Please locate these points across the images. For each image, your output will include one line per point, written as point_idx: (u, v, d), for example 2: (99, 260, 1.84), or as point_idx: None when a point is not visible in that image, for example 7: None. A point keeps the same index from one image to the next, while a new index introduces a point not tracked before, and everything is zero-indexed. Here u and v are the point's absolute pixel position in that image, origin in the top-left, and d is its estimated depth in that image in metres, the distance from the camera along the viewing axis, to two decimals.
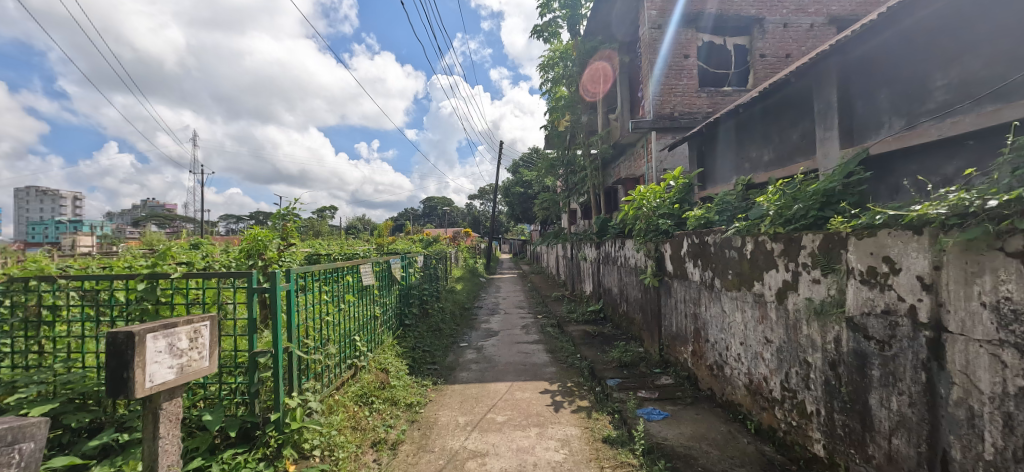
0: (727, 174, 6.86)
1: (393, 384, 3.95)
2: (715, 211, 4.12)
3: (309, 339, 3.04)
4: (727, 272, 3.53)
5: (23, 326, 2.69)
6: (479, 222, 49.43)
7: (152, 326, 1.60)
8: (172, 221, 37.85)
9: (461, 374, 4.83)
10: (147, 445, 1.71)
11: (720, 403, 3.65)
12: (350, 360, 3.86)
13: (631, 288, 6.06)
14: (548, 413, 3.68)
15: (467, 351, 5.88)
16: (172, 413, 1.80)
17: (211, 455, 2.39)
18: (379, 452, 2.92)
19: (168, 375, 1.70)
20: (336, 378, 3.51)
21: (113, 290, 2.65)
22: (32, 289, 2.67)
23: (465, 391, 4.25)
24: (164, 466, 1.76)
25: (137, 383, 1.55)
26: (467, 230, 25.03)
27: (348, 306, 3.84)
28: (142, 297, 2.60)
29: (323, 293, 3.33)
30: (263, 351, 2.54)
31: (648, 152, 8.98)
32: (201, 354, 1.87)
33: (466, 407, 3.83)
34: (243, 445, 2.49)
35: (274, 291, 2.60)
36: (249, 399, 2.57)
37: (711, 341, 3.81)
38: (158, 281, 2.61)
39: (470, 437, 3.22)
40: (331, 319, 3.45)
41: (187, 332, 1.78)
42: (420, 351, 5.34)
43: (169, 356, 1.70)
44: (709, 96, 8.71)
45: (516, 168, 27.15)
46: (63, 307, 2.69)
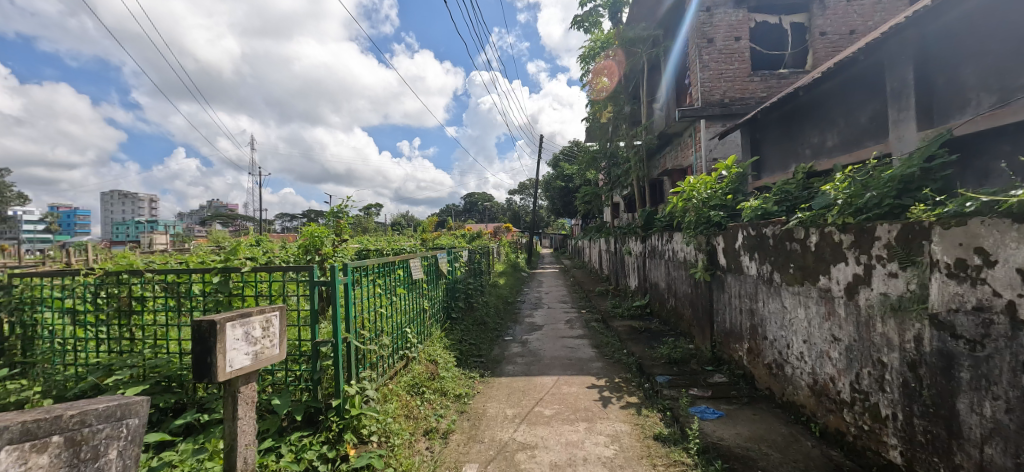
0: (784, 161, 6.45)
1: (442, 375, 4.06)
2: (773, 201, 3.88)
3: (365, 330, 3.18)
4: (788, 266, 3.32)
5: (118, 315, 3.00)
6: (520, 217, 49.53)
7: (230, 315, 1.71)
8: (233, 219, 40.74)
9: (507, 367, 4.88)
10: (227, 425, 1.84)
11: (780, 404, 3.47)
12: (401, 351, 3.97)
13: (680, 282, 5.86)
14: (597, 409, 3.64)
15: (512, 345, 5.91)
16: (249, 396, 1.93)
17: (280, 436, 2.55)
18: (431, 441, 3.02)
19: (245, 361, 1.82)
20: (389, 369, 3.62)
21: (190, 283, 2.89)
22: (124, 282, 2.97)
23: (512, 384, 4.28)
24: (243, 445, 1.89)
25: (218, 368, 1.66)
26: (507, 227, 25.09)
27: (399, 298, 3.97)
28: (217, 289, 2.80)
29: (377, 287, 3.46)
30: (325, 341, 2.68)
31: (696, 141, 8.61)
32: (272, 342, 1.99)
33: (513, 399, 3.86)
34: (308, 429, 2.64)
35: (333, 284, 2.73)
36: (313, 386, 2.72)
37: (769, 339, 3.62)
38: (230, 275, 2.82)
39: (519, 429, 3.25)
40: (384, 311, 3.57)
41: (260, 322, 1.91)
42: (466, 344, 5.44)
43: (246, 343, 1.82)
44: (762, 80, 8.24)
45: (556, 162, 26.88)
46: (149, 298, 2.96)
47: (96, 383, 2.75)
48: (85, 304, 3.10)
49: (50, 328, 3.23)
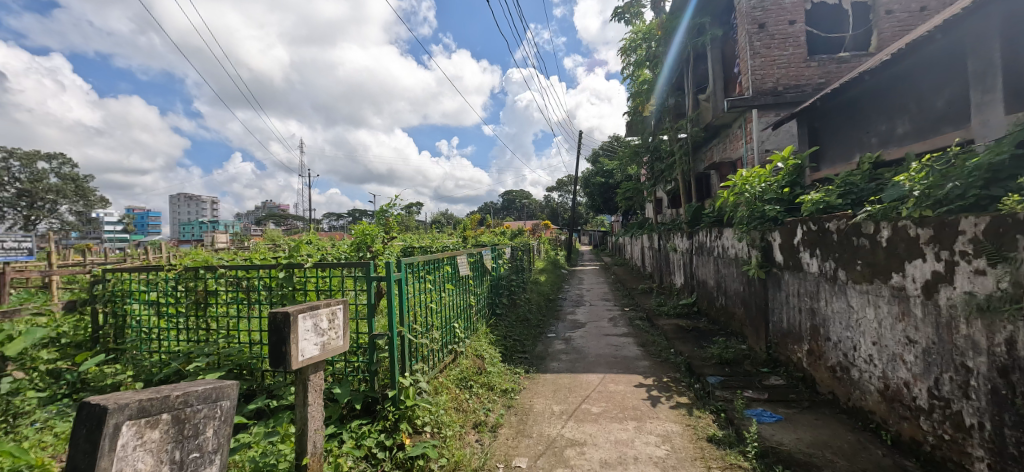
0: (847, 151, 6.04)
1: (489, 370, 4.13)
2: (836, 193, 3.64)
3: (417, 324, 3.29)
4: (855, 262, 3.12)
5: (196, 307, 3.26)
6: (559, 214, 49.18)
7: (301, 307, 1.83)
8: (285, 219, 43.07)
9: (551, 363, 4.89)
10: (299, 411, 1.97)
11: (845, 410, 3.26)
12: (449, 346, 4.07)
13: (731, 279, 5.63)
14: (645, 408, 3.57)
15: (555, 341, 5.91)
16: (317, 384, 2.04)
17: (341, 423, 2.69)
18: (481, 434, 3.08)
19: (315, 351, 1.94)
20: (439, 362, 3.73)
21: (258, 278, 3.09)
22: (200, 277, 3.22)
23: (557, 381, 4.29)
24: (312, 430, 2.01)
25: (291, 356, 1.78)
26: (546, 224, 25.00)
27: (447, 294, 4.07)
28: (282, 283, 3.00)
29: (427, 283, 3.57)
30: (381, 334, 2.80)
31: (746, 132, 8.21)
32: (336, 334, 2.11)
33: (559, 396, 3.87)
34: (367, 417, 2.77)
35: (388, 280, 2.84)
36: (370, 377, 2.85)
37: (833, 340, 3.41)
38: (294, 271, 3.00)
39: (567, 425, 3.25)
40: (433, 306, 3.68)
41: (326, 313, 2.02)
42: (511, 340, 5.49)
43: (315, 334, 1.94)
44: (820, 65, 7.75)
45: (595, 158, 26.47)
46: (222, 292, 3.20)
47: (179, 368, 3.01)
48: (167, 297, 3.40)
49: (138, 318, 3.57)
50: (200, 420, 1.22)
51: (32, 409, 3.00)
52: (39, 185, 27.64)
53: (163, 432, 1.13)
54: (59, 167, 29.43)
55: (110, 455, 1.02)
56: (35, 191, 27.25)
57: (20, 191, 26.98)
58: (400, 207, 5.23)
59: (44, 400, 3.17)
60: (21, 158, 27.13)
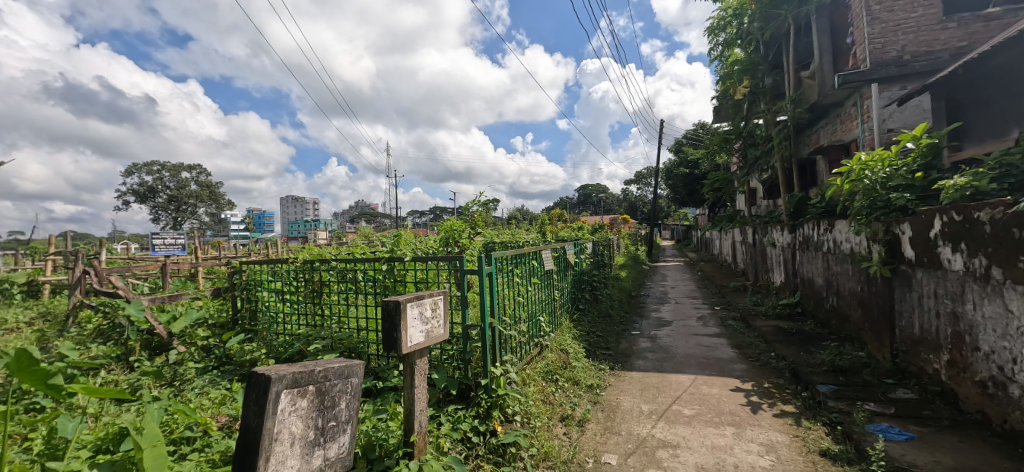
0: (1001, 126, 5.09)
1: (574, 365, 4.14)
2: (989, 177, 3.08)
3: (507, 317, 3.41)
4: (1015, 259, 2.62)
5: (313, 295, 3.69)
6: (638, 207, 47.32)
7: (409, 296, 2.00)
8: (375, 217, 46.64)
9: (637, 361, 4.75)
10: (407, 392, 2.16)
11: (1000, 433, 2.76)
12: (535, 339, 4.14)
13: (845, 277, 5.02)
14: (745, 414, 3.34)
15: (640, 339, 5.74)
16: (422, 368, 2.21)
17: (439, 407, 2.88)
18: (568, 427, 3.10)
19: (420, 337, 2.10)
20: (526, 355, 3.81)
21: (363, 270, 3.41)
22: (316, 269, 3.64)
23: (645, 380, 4.16)
24: (418, 410, 2.19)
25: (402, 341, 1.95)
26: (625, 218, 24.12)
27: (533, 289, 4.14)
28: (385, 275, 3.28)
29: (515, 277, 3.67)
30: (474, 325, 2.95)
31: (862, 110, 7.23)
32: (438, 323, 2.26)
33: (648, 395, 3.75)
34: (462, 403, 2.93)
35: (481, 273, 2.96)
36: (464, 365, 3.01)
37: (983, 350, 2.90)
38: (395, 264, 3.26)
39: (657, 426, 3.15)
40: (521, 300, 3.78)
41: (430, 303, 2.18)
42: (594, 336, 5.43)
43: (420, 322, 2.10)
44: (961, 26, 6.59)
45: (678, 147, 24.98)
46: (333, 282, 3.57)
47: (300, 349, 3.43)
48: (290, 286, 3.89)
49: (267, 304, 4.12)
50: (336, 393, 1.39)
51: (193, 376, 3.62)
52: (183, 191, 32.89)
53: (309, 401, 1.31)
54: (197, 176, 34.77)
55: (273, 416, 1.20)
56: (181, 196, 32.52)
57: (171, 197, 32.33)
58: (483, 203, 5.41)
59: (201, 370, 3.80)
60: (171, 169, 32.51)
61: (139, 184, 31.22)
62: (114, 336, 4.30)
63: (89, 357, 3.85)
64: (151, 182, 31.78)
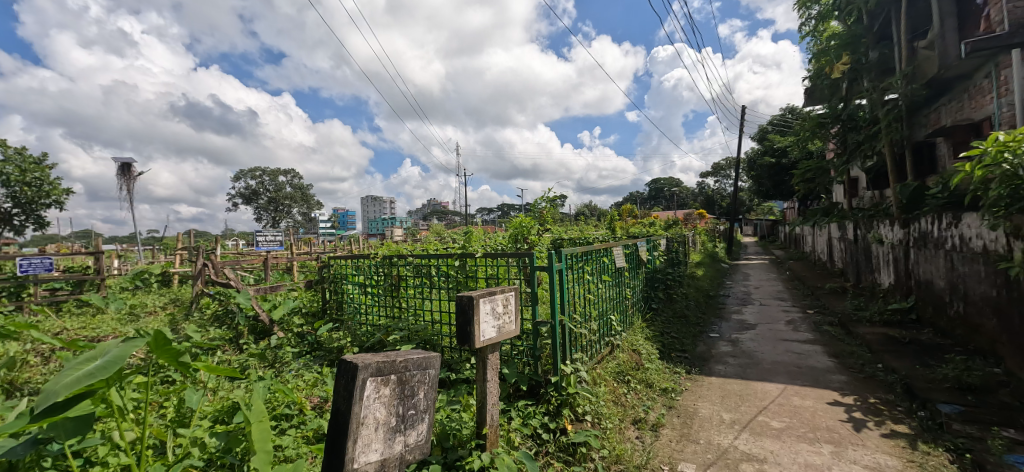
0: None
1: (647, 366, 3.99)
2: None
3: (577, 314, 3.36)
4: None
5: (392, 289, 3.93)
6: (716, 201, 44.32)
7: (482, 293, 2.04)
8: (446, 215, 48.56)
9: (717, 366, 4.46)
10: (479, 385, 2.21)
11: None
12: (606, 338, 4.04)
13: (976, 279, 4.29)
14: (845, 431, 2.98)
15: (720, 342, 5.38)
16: (494, 363, 2.25)
17: (509, 401, 2.92)
18: (641, 431, 3.00)
19: (492, 332, 2.14)
20: (596, 354, 3.74)
21: (437, 265, 3.55)
22: (395, 264, 3.87)
23: (726, 386, 3.89)
24: (491, 403, 2.24)
25: (475, 336, 2.00)
26: (701, 213, 22.71)
27: (604, 286, 4.04)
28: (457, 271, 3.39)
29: (585, 274, 3.60)
30: (544, 322, 2.94)
31: (998, 83, 6.12)
32: (510, 319, 2.29)
33: (729, 403, 3.50)
34: (532, 399, 2.94)
35: (551, 270, 2.94)
36: (533, 361, 3.02)
37: None
38: (467, 260, 3.36)
39: (740, 437, 2.93)
40: (592, 297, 3.71)
41: (502, 299, 2.21)
42: (669, 337, 5.18)
43: (493, 317, 2.14)
44: None
45: (763, 135, 22.95)
46: (409, 277, 3.76)
47: (381, 338, 3.65)
48: (371, 279, 4.16)
49: (352, 296, 4.45)
50: (415, 383, 1.46)
51: (290, 359, 4.02)
52: (280, 193, 36.63)
53: (391, 390, 1.38)
54: (292, 179, 38.51)
55: (360, 402, 1.29)
56: (278, 198, 36.27)
57: (270, 198, 36.19)
58: (551, 199, 5.39)
59: (296, 354, 4.20)
60: (270, 173, 36.38)
61: (245, 188, 35.27)
62: (227, 321, 4.91)
63: (209, 338, 4.43)
64: (254, 186, 35.76)
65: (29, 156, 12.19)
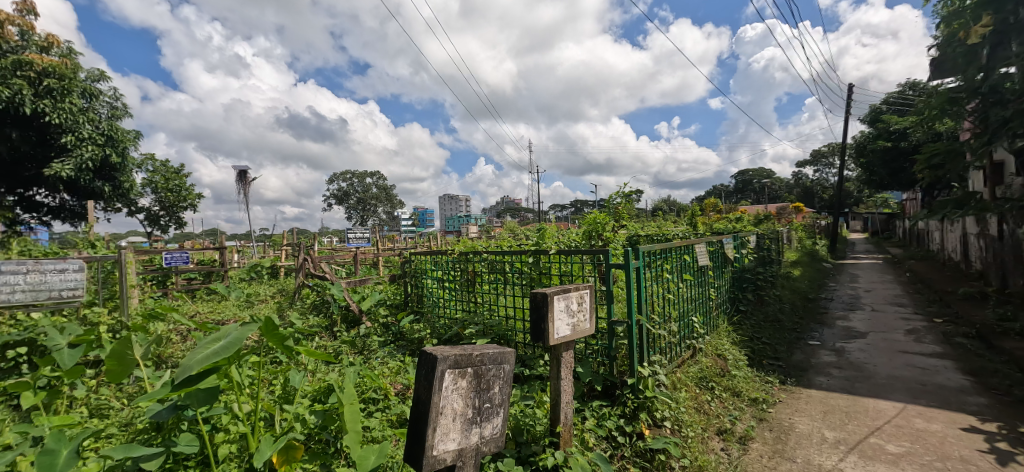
0: None
1: (734, 373, 3.70)
2: None
3: (655, 315, 3.21)
4: None
5: (468, 284, 4.06)
6: (816, 193, 39.76)
7: (556, 289, 2.03)
8: (519, 212, 49.12)
9: (818, 378, 4.00)
10: (553, 383, 2.20)
11: None
12: (687, 341, 3.81)
13: None
14: (986, 464, 2.51)
15: (821, 351, 4.82)
16: (568, 361, 2.23)
17: (584, 401, 2.88)
18: (727, 443, 2.78)
19: (567, 330, 2.12)
20: (676, 357, 3.54)
21: (510, 262, 3.59)
22: (471, 260, 3.99)
23: (829, 401, 3.48)
24: (565, 401, 2.21)
25: (549, 333, 1.99)
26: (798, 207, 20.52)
27: (685, 286, 3.82)
28: (531, 268, 3.41)
29: (665, 272, 3.42)
30: (620, 321, 2.84)
31: None
32: (584, 317, 2.25)
33: (833, 420, 3.12)
34: (607, 400, 2.87)
35: (627, 268, 2.83)
36: (608, 361, 2.94)
37: None
38: (541, 257, 3.36)
39: (846, 459, 2.60)
40: (671, 297, 3.52)
41: (576, 297, 2.18)
42: (760, 343, 4.76)
43: (567, 315, 2.12)
44: None
45: (876, 117, 20.10)
46: (483, 273, 3.86)
47: (458, 332, 3.79)
48: (449, 274, 4.33)
49: (431, 290, 4.67)
50: (491, 377, 1.49)
51: (377, 347, 4.33)
52: (368, 194, 39.61)
53: (468, 382, 1.42)
54: (378, 180, 41.47)
55: (440, 390, 1.34)
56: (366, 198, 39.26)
57: (359, 198, 39.31)
58: (627, 194, 5.20)
59: (382, 343, 4.52)
60: (358, 175, 39.46)
61: (338, 189, 38.65)
62: (324, 310, 5.43)
63: (310, 325, 4.94)
64: (345, 187, 39.04)
65: (171, 166, 14.44)
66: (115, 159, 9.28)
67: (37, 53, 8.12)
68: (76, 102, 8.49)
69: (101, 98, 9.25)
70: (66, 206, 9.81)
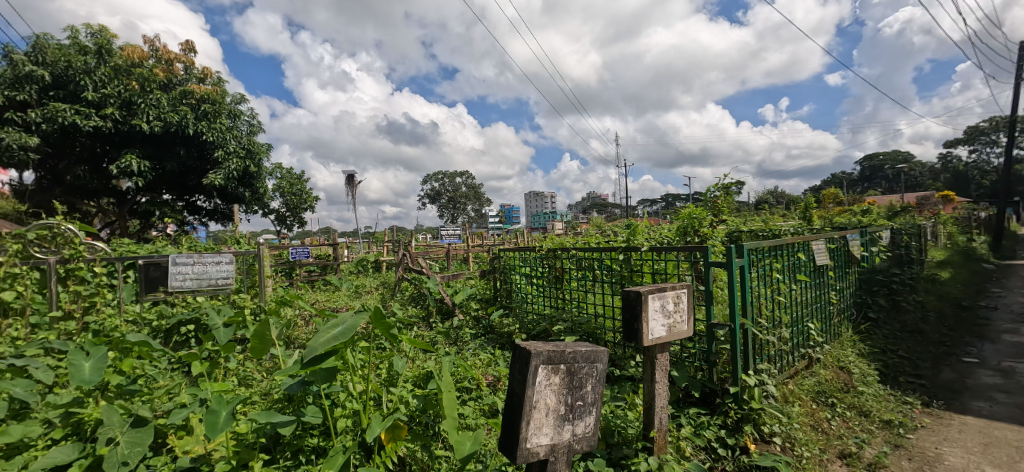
0: None
1: (862, 389, 3.22)
2: None
3: (763, 318, 2.92)
4: None
5: (556, 280, 4.06)
6: (973, 179, 32.93)
7: (650, 288, 1.94)
8: (606, 207, 47.95)
9: (977, 403, 3.32)
10: (647, 385, 2.12)
11: None
12: (802, 349, 3.41)
13: None
14: None
15: (981, 371, 3.99)
16: (664, 363, 2.13)
17: (679, 406, 2.72)
18: (852, 468, 2.44)
19: (662, 331, 2.02)
20: (788, 367, 3.18)
21: (600, 259, 3.52)
22: (559, 257, 3.98)
23: (992, 431, 2.87)
24: (659, 406, 2.12)
25: (643, 333, 1.92)
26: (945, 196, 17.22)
27: (799, 287, 3.41)
28: (621, 265, 3.30)
29: (774, 272, 3.09)
30: (722, 324, 2.63)
31: None
32: (681, 318, 2.13)
33: (1000, 456, 2.57)
34: (705, 408, 2.68)
35: (730, 267, 2.60)
36: (707, 366, 2.74)
37: None
38: (632, 253, 3.24)
39: None
40: (783, 300, 3.17)
41: (672, 296, 2.07)
42: (896, 357, 4.08)
43: (662, 315, 2.02)
44: None
45: None
46: (571, 269, 3.83)
47: (546, 327, 3.81)
48: (537, 270, 4.38)
49: (519, 286, 4.75)
50: (583, 375, 1.47)
51: (469, 339, 4.54)
52: (458, 193, 41.61)
53: (561, 379, 1.42)
54: (467, 180, 43.34)
55: (534, 385, 1.36)
56: (456, 196, 41.28)
57: (450, 197, 41.49)
58: (728, 186, 4.79)
59: (473, 335, 4.73)
60: (449, 175, 41.60)
61: (431, 189, 41.21)
62: (421, 302, 5.83)
63: (409, 315, 5.35)
64: (438, 187, 41.44)
65: (295, 173, 16.55)
66: (254, 168, 10.89)
67: (197, 84, 9.84)
68: (224, 122, 10.13)
69: (243, 117, 10.92)
70: (218, 209, 11.72)
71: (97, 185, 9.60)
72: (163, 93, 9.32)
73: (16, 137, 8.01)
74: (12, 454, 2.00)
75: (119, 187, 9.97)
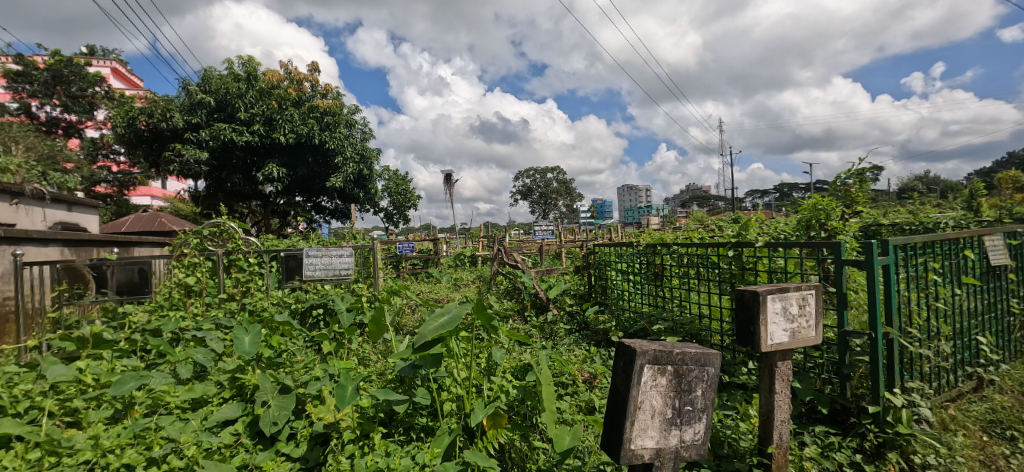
0: None
1: None
2: None
3: (913, 328, 2.46)
4: None
5: (655, 277, 3.86)
6: None
7: (771, 288, 1.75)
8: (708, 200, 44.49)
9: None
10: (765, 396, 1.92)
11: None
12: (968, 368, 2.81)
13: None
14: None
15: None
16: (785, 372, 1.92)
17: (802, 423, 2.42)
18: None
19: (783, 337, 1.81)
20: (949, 388, 2.65)
21: (706, 255, 3.26)
22: (659, 252, 3.78)
23: None
24: (779, 420, 1.91)
25: (762, 338, 1.74)
26: None
27: (966, 292, 2.81)
28: (731, 261, 3.01)
29: (930, 273, 2.59)
30: (858, 332, 2.27)
31: None
32: (808, 323, 1.90)
33: None
34: (836, 428, 2.35)
35: (869, 266, 2.23)
36: (839, 380, 2.39)
37: None
38: (744, 249, 2.94)
39: None
40: (942, 307, 2.64)
41: (796, 298, 1.85)
42: None
43: (785, 319, 1.81)
44: None
45: None
46: (672, 265, 3.61)
47: (645, 326, 3.65)
48: (634, 267, 4.21)
49: (615, 283, 4.62)
50: (693, 379, 1.38)
51: (563, 335, 4.55)
52: (549, 188, 41.83)
53: (668, 380, 1.35)
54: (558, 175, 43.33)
55: (640, 384, 1.31)
56: (547, 192, 41.54)
57: (541, 193, 41.90)
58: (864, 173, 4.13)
59: (568, 330, 4.73)
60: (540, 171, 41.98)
61: (522, 185, 42.02)
62: (516, 296, 5.99)
63: (506, 308, 5.52)
64: (529, 183, 42.08)
65: (401, 174, 18.04)
66: (367, 171, 12.11)
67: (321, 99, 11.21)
68: (342, 131, 11.41)
69: (357, 126, 12.18)
70: (338, 208, 13.18)
71: (249, 190, 11.48)
72: (296, 109, 10.79)
73: (193, 154, 9.92)
74: (197, 407, 2.49)
75: (264, 191, 11.78)
